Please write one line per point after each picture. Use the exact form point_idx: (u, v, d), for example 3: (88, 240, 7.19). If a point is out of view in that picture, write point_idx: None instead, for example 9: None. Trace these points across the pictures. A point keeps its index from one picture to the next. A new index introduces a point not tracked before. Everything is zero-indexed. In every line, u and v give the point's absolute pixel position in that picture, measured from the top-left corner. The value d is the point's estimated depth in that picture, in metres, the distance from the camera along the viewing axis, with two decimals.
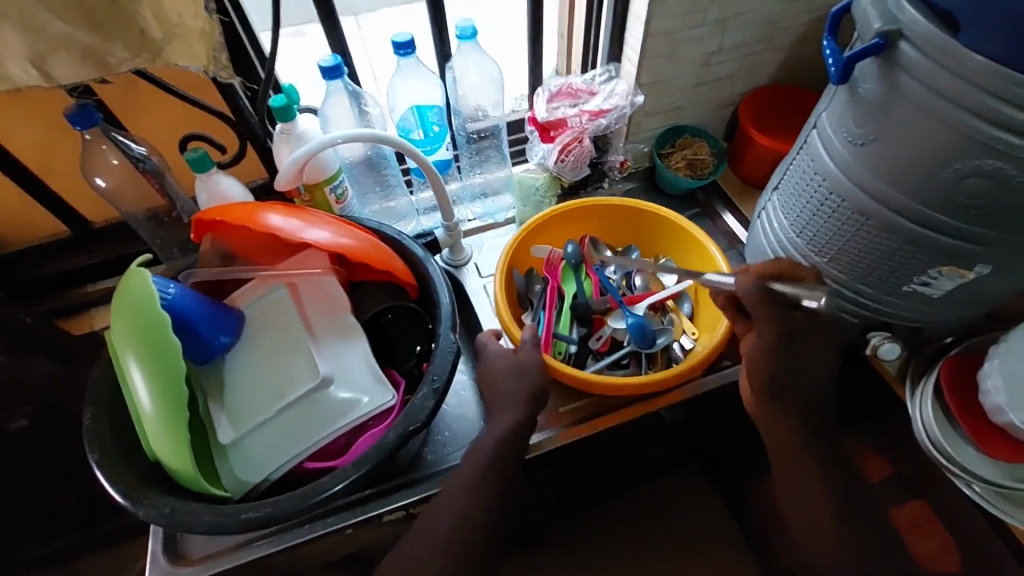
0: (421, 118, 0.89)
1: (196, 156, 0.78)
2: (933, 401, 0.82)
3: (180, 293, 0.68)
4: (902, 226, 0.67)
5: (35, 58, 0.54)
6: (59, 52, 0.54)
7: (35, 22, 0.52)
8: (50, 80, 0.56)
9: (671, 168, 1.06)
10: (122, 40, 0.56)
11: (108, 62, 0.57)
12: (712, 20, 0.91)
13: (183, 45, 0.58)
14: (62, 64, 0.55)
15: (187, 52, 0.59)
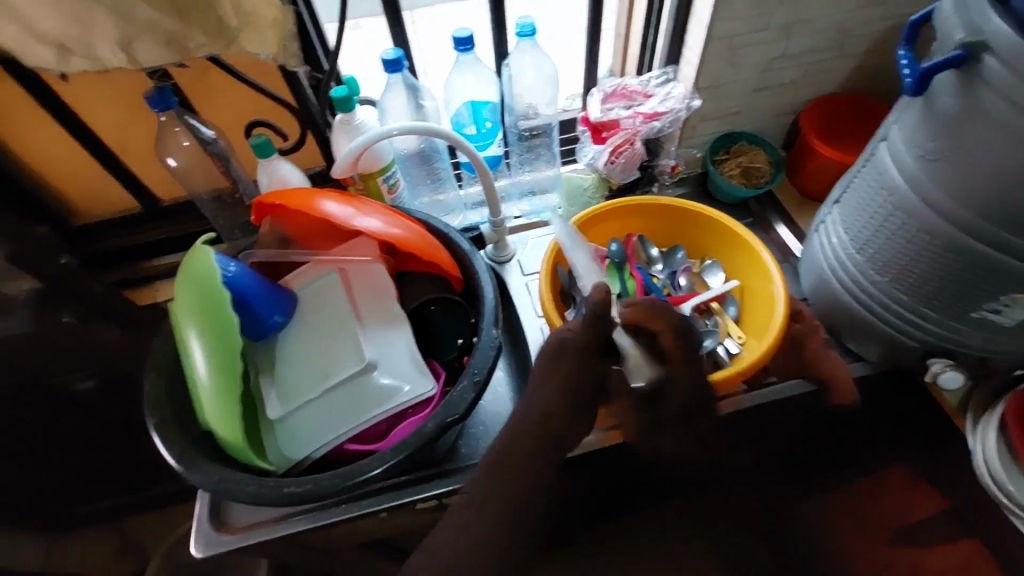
0: (477, 114, 0.90)
1: (259, 141, 0.82)
2: (996, 436, 0.78)
3: (240, 271, 0.71)
4: (972, 249, 0.63)
5: (123, 41, 0.57)
6: (145, 37, 0.58)
7: (125, 7, 0.55)
8: (135, 63, 0.59)
9: (724, 175, 1.03)
10: (201, 27, 0.58)
11: (187, 47, 0.59)
12: (777, 25, 0.88)
13: (256, 33, 0.60)
14: (146, 47, 0.58)
15: (260, 40, 0.61)
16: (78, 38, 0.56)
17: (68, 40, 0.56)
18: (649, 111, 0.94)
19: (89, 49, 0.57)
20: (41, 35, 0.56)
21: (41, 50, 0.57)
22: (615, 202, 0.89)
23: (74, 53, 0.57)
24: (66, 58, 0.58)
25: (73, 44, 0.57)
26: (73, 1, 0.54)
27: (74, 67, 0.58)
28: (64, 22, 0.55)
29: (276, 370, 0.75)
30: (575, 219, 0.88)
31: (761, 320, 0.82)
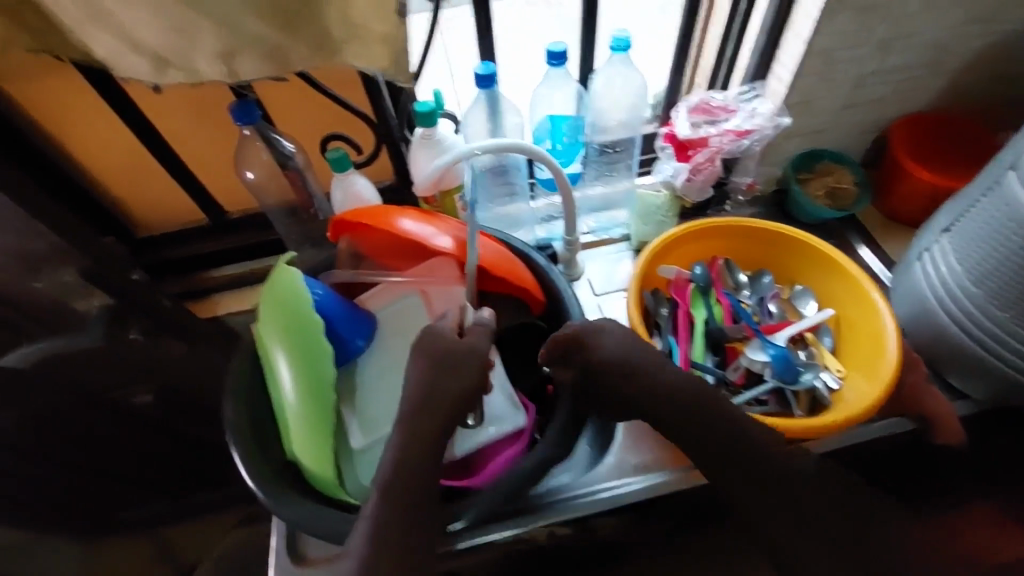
0: (555, 129, 0.86)
1: (337, 155, 0.78)
2: None
3: (326, 294, 0.70)
4: None
5: (224, 54, 0.54)
6: (248, 51, 0.54)
7: (231, 17, 0.52)
8: (234, 77, 0.56)
9: (811, 197, 0.99)
10: (307, 40, 0.55)
11: (288, 59, 0.56)
12: (876, 41, 0.83)
13: (363, 47, 0.56)
14: (249, 61, 0.55)
15: (366, 54, 0.57)
16: (177, 49, 0.53)
17: (167, 51, 0.52)
18: (738, 128, 0.89)
19: (187, 62, 0.53)
20: (139, 46, 0.52)
21: (135, 61, 0.52)
22: (700, 223, 0.85)
23: (171, 66, 0.53)
24: (162, 71, 0.54)
25: (170, 56, 0.53)
26: (178, 11, 0.51)
27: (169, 79, 0.54)
28: (165, 32, 0.51)
29: (355, 396, 0.74)
30: (655, 243, 0.84)
31: (864, 355, 0.77)
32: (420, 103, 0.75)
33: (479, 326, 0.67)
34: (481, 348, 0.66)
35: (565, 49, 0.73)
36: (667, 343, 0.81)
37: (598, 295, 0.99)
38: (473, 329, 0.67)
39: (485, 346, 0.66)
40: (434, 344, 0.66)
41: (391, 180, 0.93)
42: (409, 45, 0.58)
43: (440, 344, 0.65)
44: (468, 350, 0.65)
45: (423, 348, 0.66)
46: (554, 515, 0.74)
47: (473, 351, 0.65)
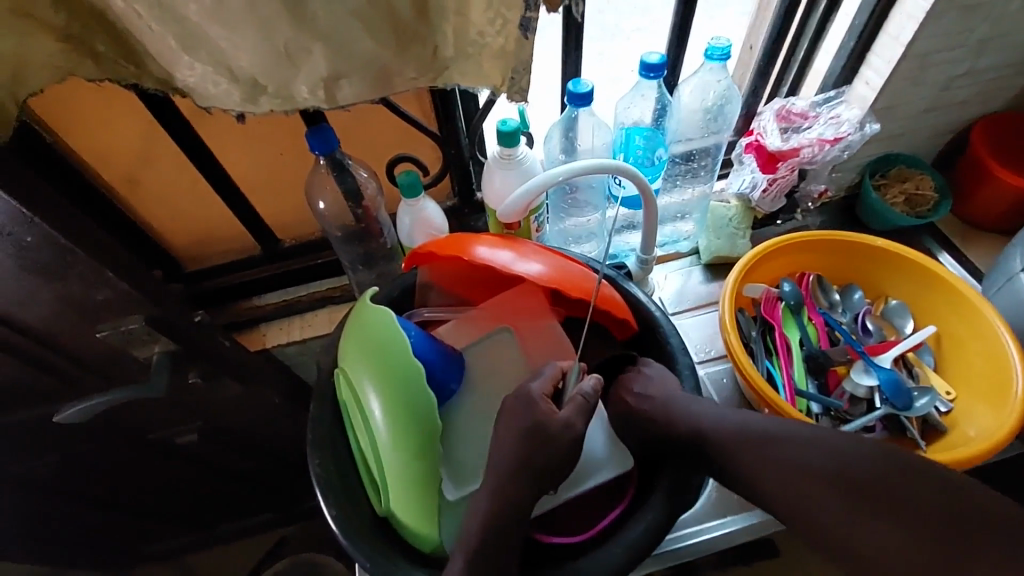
0: (627, 142, 0.82)
1: (409, 181, 0.72)
2: None
3: (419, 336, 0.66)
4: None
5: (326, 78, 0.49)
6: (356, 74, 0.50)
7: (337, 37, 0.47)
8: (332, 101, 0.51)
9: (888, 203, 0.94)
10: (415, 58, 0.51)
11: (393, 81, 0.52)
12: (974, 42, 0.79)
13: (473, 66, 0.51)
14: (351, 84, 0.51)
15: (475, 72, 0.52)
16: (275, 76, 0.48)
17: (264, 77, 0.48)
18: (826, 135, 0.84)
19: (284, 88, 0.49)
20: (234, 72, 0.48)
21: (228, 89, 0.49)
22: (783, 239, 0.81)
23: (266, 92, 0.49)
24: (255, 98, 0.50)
25: (267, 82, 0.49)
26: (281, 34, 0.46)
27: (263, 106, 0.50)
28: (264, 58, 0.47)
29: (446, 443, 0.71)
30: (742, 262, 0.79)
31: (980, 378, 0.74)
32: (501, 122, 0.70)
33: (579, 396, 0.58)
34: (578, 425, 0.57)
35: (662, 60, 0.70)
36: (765, 368, 0.79)
37: (671, 315, 0.94)
38: (572, 399, 0.59)
39: (582, 423, 0.57)
40: (527, 416, 0.58)
41: (453, 200, 0.89)
42: (531, 60, 0.50)
43: (534, 417, 0.58)
44: (563, 427, 0.57)
45: (517, 419, 0.59)
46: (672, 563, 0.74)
47: (570, 429, 0.57)
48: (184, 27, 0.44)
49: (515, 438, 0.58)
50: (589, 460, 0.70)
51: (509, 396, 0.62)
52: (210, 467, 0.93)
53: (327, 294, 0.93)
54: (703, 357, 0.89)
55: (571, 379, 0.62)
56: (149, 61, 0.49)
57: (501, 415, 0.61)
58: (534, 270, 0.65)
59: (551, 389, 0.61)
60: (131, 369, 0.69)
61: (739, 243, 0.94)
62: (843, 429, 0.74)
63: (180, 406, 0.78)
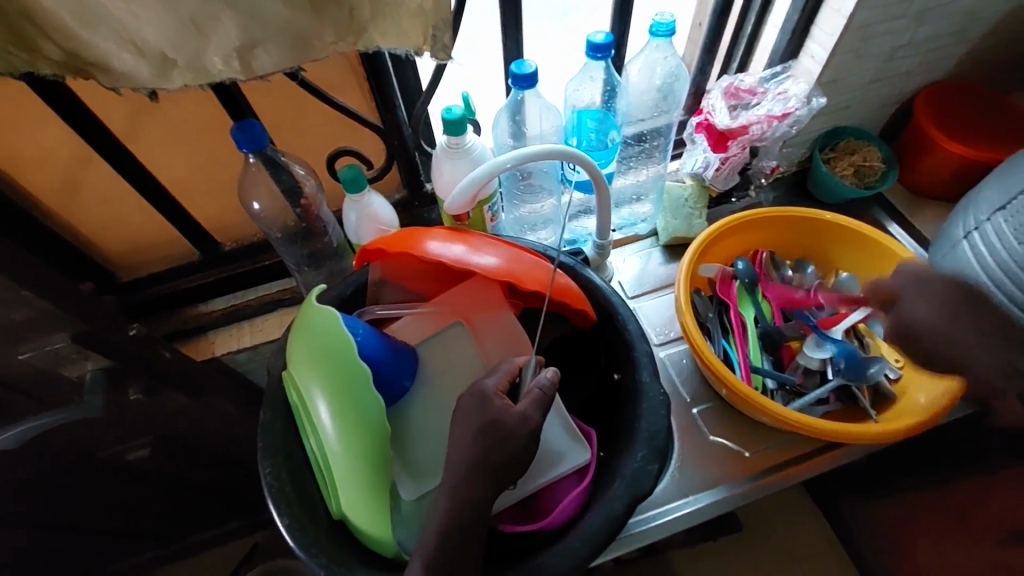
0: (579, 125, 0.79)
1: (351, 175, 0.69)
2: None
3: (368, 335, 0.63)
4: None
5: (240, 48, 0.48)
6: (272, 42, 0.48)
7: (247, 2, 0.45)
8: (249, 71, 0.50)
9: (837, 175, 0.95)
10: (331, 22, 0.49)
11: (313, 47, 0.51)
12: (916, 11, 0.79)
13: (393, 26, 0.51)
14: (267, 52, 0.49)
15: (396, 32, 0.51)
16: (185, 48, 0.46)
17: (173, 50, 0.46)
18: (775, 111, 0.84)
19: (196, 61, 0.47)
20: (140, 47, 0.46)
21: (136, 65, 0.47)
22: (739, 216, 0.82)
23: (177, 66, 0.48)
24: (167, 73, 0.48)
25: (178, 56, 0.47)
26: (185, 3, 0.44)
27: (176, 82, 0.49)
28: (170, 30, 0.45)
29: (401, 441, 0.69)
30: (697, 243, 0.80)
31: None
32: (446, 110, 0.67)
33: (536, 389, 0.57)
34: (534, 418, 0.56)
35: (608, 38, 0.68)
36: (722, 346, 0.79)
37: (631, 298, 0.93)
38: (529, 392, 0.58)
39: (539, 415, 0.56)
40: (480, 415, 0.57)
41: (402, 192, 0.86)
42: (451, 16, 0.51)
43: (488, 414, 0.56)
44: (519, 421, 0.55)
45: (471, 418, 0.57)
46: (640, 542, 0.76)
47: (526, 422, 0.56)
48: (79, 3, 0.42)
49: (465, 436, 0.56)
50: (549, 452, 0.69)
51: (463, 395, 0.60)
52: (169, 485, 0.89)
53: (278, 296, 0.90)
54: (663, 340, 0.89)
55: (528, 373, 0.62)
56: (42, 41, 0.44)
57: (455, 419, 0.58)
58: (488, 263, 0.64)
59: (506, 385, 0.60)
60: (63, 391, 0.65)
61: (695, 222, 0.94)
62: (796, 404, 0.76)
63: (123, 423, 0.74)
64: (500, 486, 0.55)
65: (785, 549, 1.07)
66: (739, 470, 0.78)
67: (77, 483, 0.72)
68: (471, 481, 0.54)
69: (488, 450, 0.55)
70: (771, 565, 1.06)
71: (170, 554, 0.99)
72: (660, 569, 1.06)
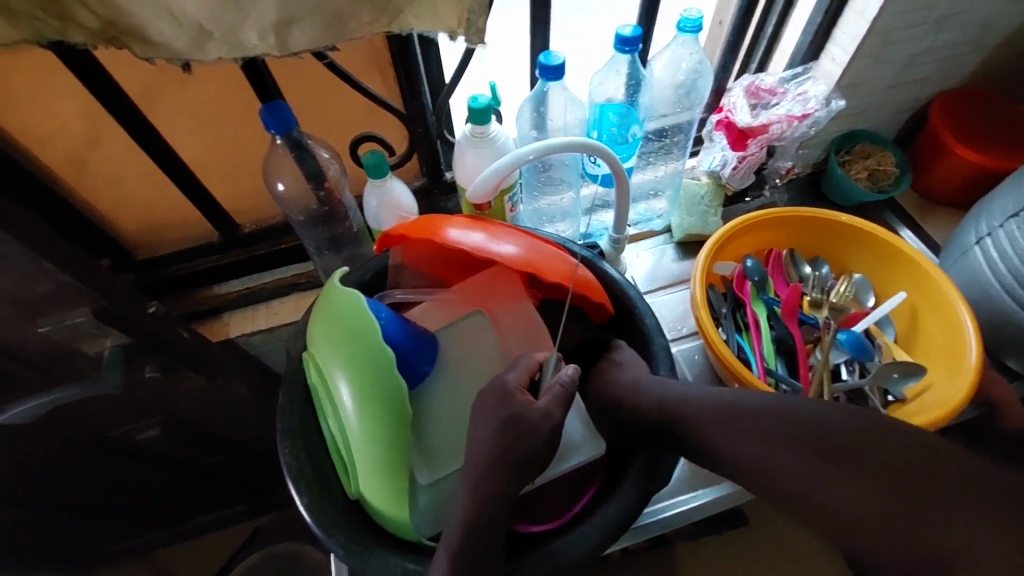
0: (601, 119, 0.79)
1: (375, 161, 0.69)
2: None
3: (391, 319, 0.63)
4: None
5: (277, 23, 0.48)
6: (308, 19, 0.49)
7: None
8: (284, 48, 0.50)
9: (852, 178, 0.96)
10: (368, 2, 0.49)
11: (348, 27, 0.51)
12: (939, 16, 0.80)
13: (429, 10, 0.51)
14: (302, 29, 0.49)
15: (431, 15, 0.51)
16: (223, 20, 0.47)
17: (210, 23, 0.46)
18: (794, 112, 0.85)
19: (232, 34, 0.47)
20: (179, 17, 0.46)
21: (173, 36, 0.47)
22: (755, 215, 0.82)
23: (213, 39, 0.47)
24: (203, 46, 0.48)
25: (215, 28, 0.47)
26: None
27: (211, 54, 0.49)
28: (209, 2, 0.45)
29: (418, 427, 0.69)
30: (715, 239, 0.80)
31: (935, 347, 0.77)
32: (472, 98, 0.67)
33: (557, 386, 0.56)
34: (556, 414, 0.55)
35: (636, 31, 0.68)
36: (735, 341, 0.80)
37: (644, 294, 0.94)
38: (549, 388, 0.57)
39: (561, 412, 0.56)
40: (502, 408, 0.57)
41: (421, 180, 0.86)
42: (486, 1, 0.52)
43: (509, 410, 0.56)
44: (541, 417, 0.55)
45: (492, 412, 0.57)
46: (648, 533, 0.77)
47: (548, 420, 0.55)
48: None
49: (487, 427, 0.57)
50: (564, 444, 0.70)
51: (484, 390, 0.60)
52: (179, 466, 0.89)
53: (294, 280, 0.90)
54: (675, 335, 0.90)
55: (548, 370, 0.61)
56: (78, 9, 0.44)
57: (477, 411, 0.59)
58: (508, 252, 0.64)
59: (527, 379, 0.60)
60: (80, 366, 0.66)
61: (710, 220, 0.94)
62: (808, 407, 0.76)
63: (136, 401, 0.74)
64: (520, 473, 0.55)
65: (786, 545, 1.08)
66: None
67: (90, 459, 0.72)
68: (489, 467, 0.55)
69: (508, 436, 0.55)
70: (772, 561, 1.07)
71: (177, 534, 0.99)
72: (662, 562, 1.07)
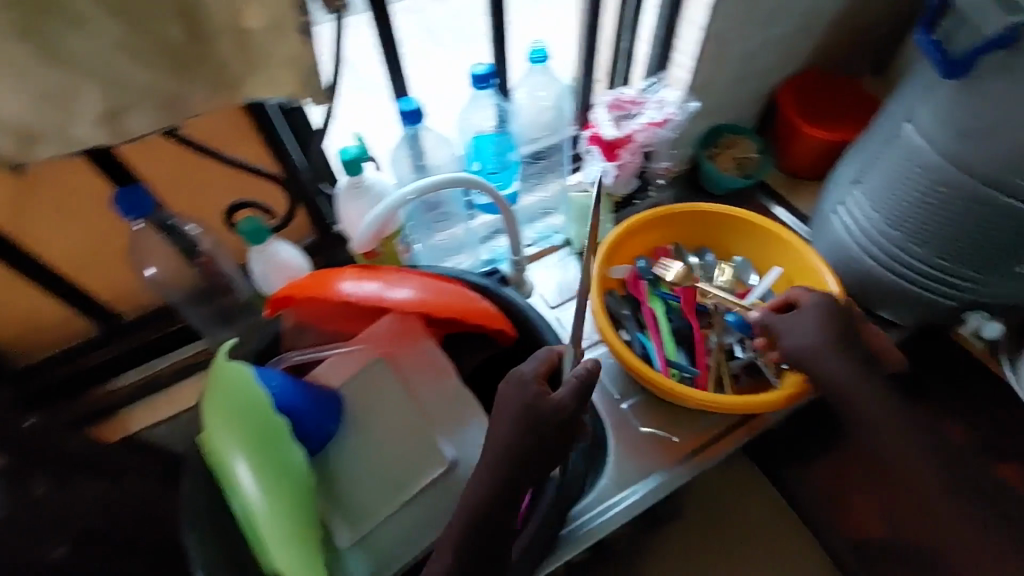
0: (483, 150, 0.82)
1: (252, 227, 0.68)
2: None
3: (284, 386, 0.61)
4: (997, 200, 0.66)
5: (106, 114, 0.47)
6: (141, 105, 0.48)
7: (108, 71, 0.46)
8: (121, 135, 0.49)
9: (721, 169, 1.04)
10: (203, 80, 0.50)
11: (187, 107, 0.50)
12: (761, 17, 0.88)
13: (268, 77, 0.51)
14: (140, 115, 0.49)
15: (272, 83, 0.52)
16: (45, 120, 0.46)
17: (30, 125, 0.45)
18: (656, 119, 0.90)
19: (61, 131, 0.46)
20: None
21: None
22: (638, 217, 0.87)
23: (39, 140, 0.46)
24: (30, 148, 0.47)
25: (39, 129, 0.46)
26: (39, 74, 0.44)
27: (42, 154, 0.47)
28: (25, 104, 0.44)
29: (333, 490, 0.66)
30: (604, 247, 0.84)
31: None
32: (341, 151, 0.68)
33: (575, 377, 0.58)
34: (570, 406, 0.57)
35: (489, 69, 0.72)
36: (638, 342, 0.83)
37: (553, 308, 0.97)
38: (567, 381, 0.59)
39: (574, 404, 0.58)
40: (519, 400, 0.57)
41: (313, 236, 0.84)
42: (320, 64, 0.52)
43: (533, 399, 0.57)
44: (555, 408, 0.57)
45: (510, 403, 0.58)
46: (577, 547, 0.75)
47: (562, 411, 0.57)
48: None
49: None
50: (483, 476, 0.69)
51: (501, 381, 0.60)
52: None
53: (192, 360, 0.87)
54: (590, 341, 0.91)
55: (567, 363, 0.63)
56: None
57: (495, 408, 0.59)
58: (405, 296, 0.66)
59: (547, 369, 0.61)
60: None
61: (603, 228, 0.99)
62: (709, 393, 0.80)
63: None
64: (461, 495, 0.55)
65: None
66: (667, 456, 0.82)
67: None
68: None
69: None
70: None
71: None
72: None
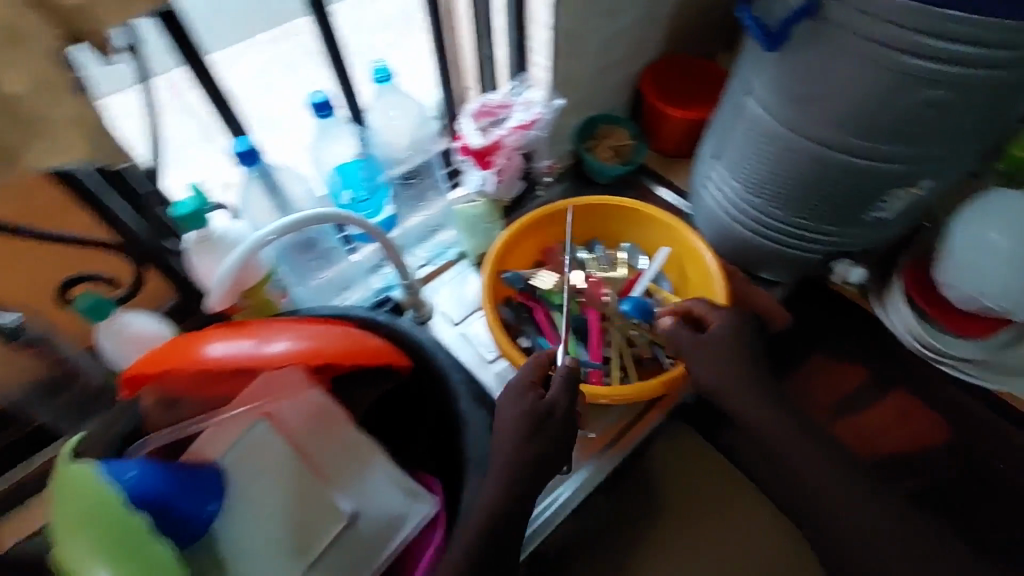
0: (350, 176, 0.80)
1: (91, 303, 0.61)
2: (906, 305, 0.88)
3: (142, 474, 0.55)
4: (833, 159, 0.69)
5: None
6: None
7: None
8: None
9: (600, 160, 1.06)
10: None
11: None
12: (608, 10, 0.90)
13: (55, 144, 0.44)
14: None
15: (60, 149, 0.44)
16: None
17: None
18: (523, 121, 0.89)
19: None
20: None
21: None
22: (523, 221, 0.85)
23: None
24: None
25: None
26: None
27: None
28: None
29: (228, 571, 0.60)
30: (491, 256, 0.82)
31: (702, 285, 0.85)
32: (177, 206, 0.63)
33: (561, 377, 0.64)
34: (564, 402, 0.64)
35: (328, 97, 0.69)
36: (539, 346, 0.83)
37: (458, 324, 0.95)
38: (555, 381, 0.65)
39: (566, 400, 0.64)
40: (516, 405, 0.64)
41: (175, 299, 0.77)
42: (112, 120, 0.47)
43: (526, 403, 0.63)
44: (552, 407, 0.64)
45: (508, 409, 0.64)
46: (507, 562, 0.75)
47: (557, 406, 0.64)
48: None
49: None
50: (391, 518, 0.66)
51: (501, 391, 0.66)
52: None
53: None
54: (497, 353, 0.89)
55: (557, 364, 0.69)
56: None
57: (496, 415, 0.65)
58: (280, 351, 0.62)
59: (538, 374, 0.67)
60: None
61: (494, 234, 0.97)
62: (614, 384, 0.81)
63: None
64: None
65: None
66: (586, 452, 0.82)
67: None
68: None
69: None
70: None
71: None
72: None
